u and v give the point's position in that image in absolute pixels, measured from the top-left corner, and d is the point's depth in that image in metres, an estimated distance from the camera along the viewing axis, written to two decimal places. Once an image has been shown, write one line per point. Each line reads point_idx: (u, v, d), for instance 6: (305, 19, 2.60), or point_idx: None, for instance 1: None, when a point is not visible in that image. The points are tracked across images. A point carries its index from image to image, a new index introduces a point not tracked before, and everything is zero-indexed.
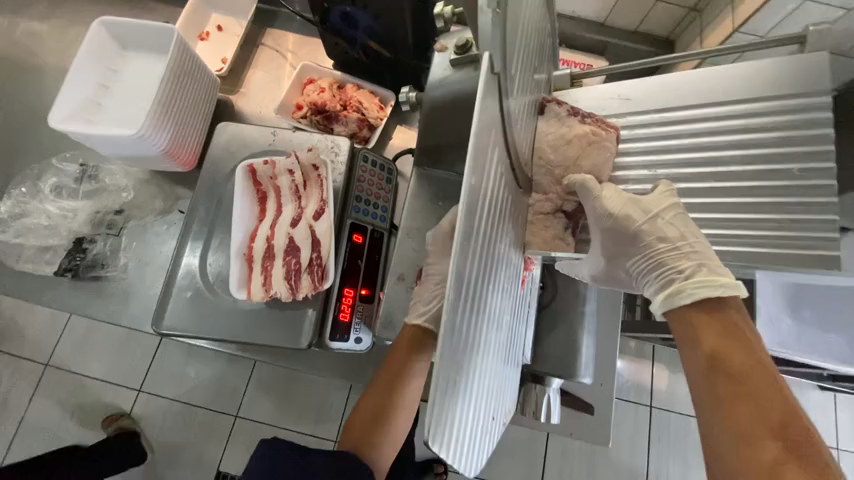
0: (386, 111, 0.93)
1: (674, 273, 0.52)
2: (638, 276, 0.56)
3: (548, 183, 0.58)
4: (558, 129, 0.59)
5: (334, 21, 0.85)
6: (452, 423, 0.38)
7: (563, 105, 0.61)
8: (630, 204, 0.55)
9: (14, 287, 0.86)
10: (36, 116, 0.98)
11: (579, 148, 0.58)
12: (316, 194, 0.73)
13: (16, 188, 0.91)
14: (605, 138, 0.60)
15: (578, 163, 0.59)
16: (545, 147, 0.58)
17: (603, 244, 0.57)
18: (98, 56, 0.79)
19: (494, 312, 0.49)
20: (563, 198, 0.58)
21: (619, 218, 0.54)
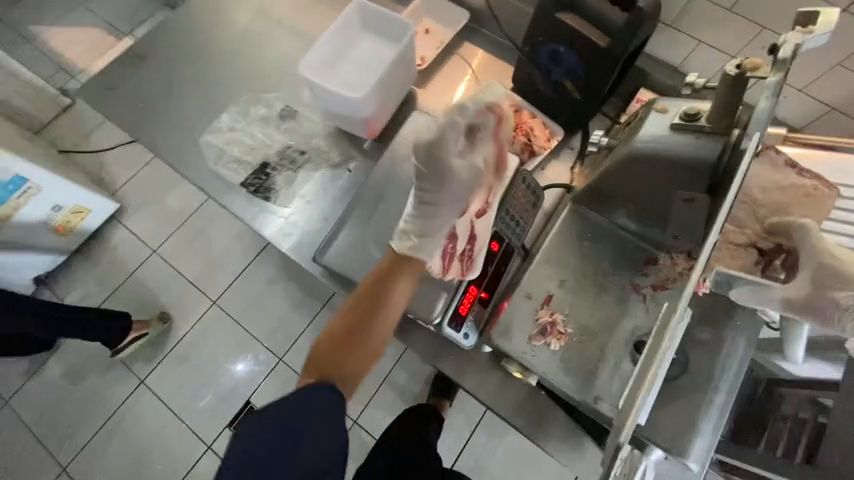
0: (551, 144, 1.00)
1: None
2: (847, 312, 0.59)
3: (747, 220, 0.73)
4: (775, 176, 0.73)
5: (541, 55, 0.94)
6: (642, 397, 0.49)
7: (783, 155, 0.74)
8: (848, 256, 0.61)
9: (206, 183, 1.03)
10: (263, 55, 1.17)
11: (794, 198, 0.72)
12: (483, 196, 0.81)
13: (233, 107, 1.11)
14: (824, 195, 0.72)
15: (789, 208, 0.72)
16: (758, 190, 0.73)
17: (811, 276, 0.62)
18: (344, 27, 0.94)
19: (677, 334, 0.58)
20: (760, 236, 0.72)
21: (836, 257, 0.61)
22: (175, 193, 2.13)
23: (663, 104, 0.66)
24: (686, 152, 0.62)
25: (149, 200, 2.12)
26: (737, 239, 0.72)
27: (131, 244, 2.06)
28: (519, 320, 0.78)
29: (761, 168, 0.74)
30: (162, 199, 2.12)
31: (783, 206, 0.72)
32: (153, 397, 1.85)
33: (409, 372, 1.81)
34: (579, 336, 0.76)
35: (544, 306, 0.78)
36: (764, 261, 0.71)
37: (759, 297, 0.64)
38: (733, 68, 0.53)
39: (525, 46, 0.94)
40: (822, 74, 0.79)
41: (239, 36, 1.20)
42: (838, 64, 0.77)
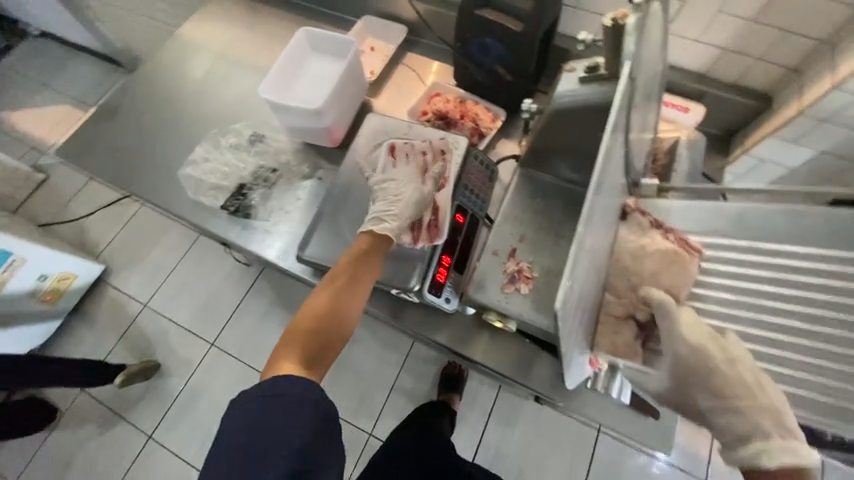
0: (496, 124, 1.11)
1: (746, 433, 0.64)
2: (708, 411, 0.67)
3: (624, 290, 0.74)
4: (641, 237, 0.77)
5: (472, 49, 1.06)
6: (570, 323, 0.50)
7: (646, 217, 0.79)
8: (707, 348, 0.66)
9: (188, 212, 1.11)
10: (227, 93, 1.28)
11: (662, 263, 0.75)
12: (439, 172, 0.91)
13: (204, 142, 1.20)
14: (690, 259, 0.77)
15: (659, 276, 0.75)
16: (631, 257, 0.75)
17: (675, 372, 0.69)
18: (295, 53, 1.05)
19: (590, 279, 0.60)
20: (637, 307, 0.73)
21: (697, 352, 0.66)
22: (161, 244, 2.18)
23: (571, 64, 0.77)
24: (595, 97, 0.72)
25: (136, 255, 2.17)
26: (618, 310, 0.73)
27: (123, 301, 2.09)
28: (491, 275, 0.86)
29: (630, 232, 0.78)
30: (148, 252, 2.16)
31: (655, 273, 0.75)
32: (164, 448, 1.83)
33: (415, 374, 1.84)
34: (546, 279, 0.84)
35: (510, 259, 0.86)
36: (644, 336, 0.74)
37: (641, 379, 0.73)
38: (609, 20, 0.62)
39: (458, 43, 1.07)
40: (707, 22, 0.93)
41: (201, 80, 1.31)
42: (718, 12, 0.91)
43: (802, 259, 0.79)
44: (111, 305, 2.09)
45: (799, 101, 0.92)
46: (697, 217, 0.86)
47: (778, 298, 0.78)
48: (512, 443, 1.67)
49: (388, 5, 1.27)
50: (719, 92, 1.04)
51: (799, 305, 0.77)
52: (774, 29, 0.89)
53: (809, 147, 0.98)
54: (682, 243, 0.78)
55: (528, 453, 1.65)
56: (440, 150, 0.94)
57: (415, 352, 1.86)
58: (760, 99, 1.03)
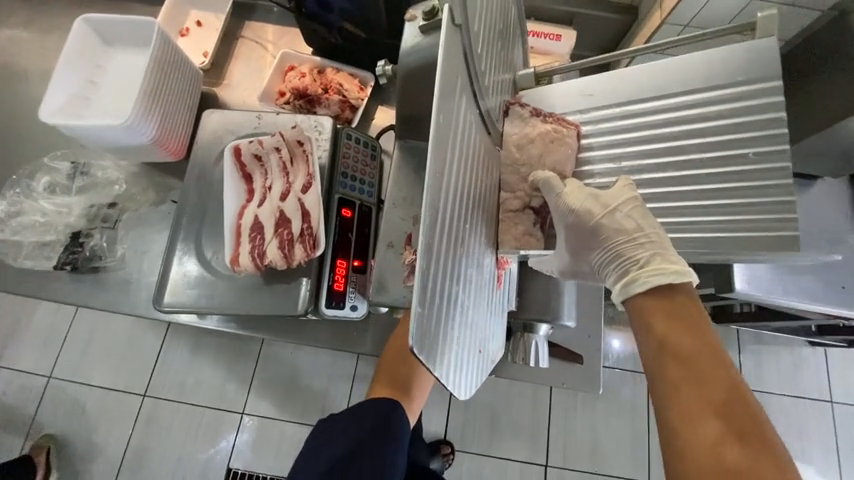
0: (366, 92, 0.97)
1: (626, 265, 0.57)
2: (601, 269, 0.60)
3: (515, 182, 0.59)
4: (522, 128, 0.61)
5: (310, 7, 0.88)
6: (440, 344, 0.41)
7: (526, 106, 0.62)
8: (587, 203, 0.57)
9: (13, 284, 0.87)
10: (23, 121, 0.99)
11: (544, 144, 0.60)
12: (303, 168, 0.77)
13: (9, 191, 0.93)
14: (567, 135, 0.62)
15: (543, 159, 0.60)
16: (512, 149, 0.60)
17: (569, 241, 0.60)
18: (81, 53, 0.81)
19: (472, 255, 0.50)
20: (529, 195, 0.59)
21: (580, 214, 0.57)
22: (39, 307, 1.83)
23: (411, 11, 0.64)
24: None
25: (11, 328, 1.81)
26: (514, 204, 0.58)
27: (15, 383, 1.76)
28: (390, 271, 0.77)
29: (512, 128, 0.61)
30: (27, 321, 1.82)
31: (539, 155, 0.60)
32: None
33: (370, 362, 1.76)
34: None
35: (407, 247, 0.78)
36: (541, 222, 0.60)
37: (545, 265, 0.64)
38: None
39: (291, 2, 0.88)
40: None
41: None
42: None
43: (703, 123, 0.60)
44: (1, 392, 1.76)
45: (662, 9, 0.86)
46: (573, 93, 0.67)
47: (671, 173, 0.61)
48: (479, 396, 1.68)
49: None
50: (587, 11, 0.96)
51: (696, 177, 0.59)
52: None
53: None
54: (560, 119, 0.63)
55: (496, 400, 1.67)
56: (298, 140, 0.78)
57: None
58: (628, 12, 0.97)
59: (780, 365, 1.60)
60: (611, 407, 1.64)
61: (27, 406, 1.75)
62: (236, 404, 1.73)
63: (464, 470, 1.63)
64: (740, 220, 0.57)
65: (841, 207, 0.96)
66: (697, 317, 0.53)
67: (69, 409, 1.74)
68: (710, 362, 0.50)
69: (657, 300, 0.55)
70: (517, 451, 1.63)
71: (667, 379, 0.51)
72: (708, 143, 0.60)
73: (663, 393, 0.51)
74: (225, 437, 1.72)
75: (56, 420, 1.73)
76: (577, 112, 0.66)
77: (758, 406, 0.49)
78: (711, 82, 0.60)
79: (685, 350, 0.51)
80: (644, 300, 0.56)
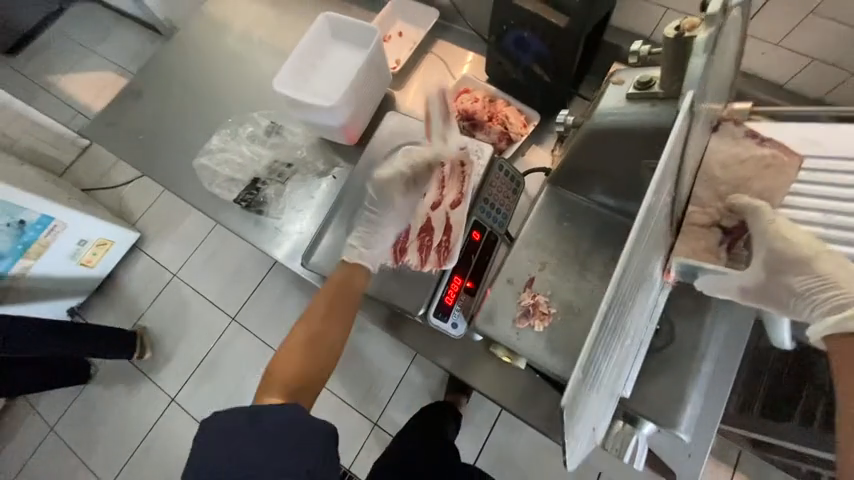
0: (527, 130, 1.00)
1: (841, 305, 0.53)
2: (801, 295, 0.56)
3: (707, 200, 0.66)
4: (734, 147, 0.68)
5: (507, 44, 0.95)
6: (580, 401, 0.43)
7: (740, 127, 0.70)
8: (799, 236, 0.57)
9: (202, 203, 1.09)
10: (249, 79, 1.24)
11: (756, 170, 0.68)
12: (457, 187, 0.83)
13: (222, 131, 1.17)
14: (788, 164, 0.70)
15: (751, 182, 0.68)
16: (716, 165, 0.67)
17: (763, 261, 0.59)
18: (315, 42, 0.99)
19: (621, 332, 0.52)
20: (722, 214, 0.65)
21: (790, 243, 0.57)
22: (188, 218, 2.22)
23: (619, 75, 0.66)
24: (645, 121, 0.62)
25: (165, 227, 2.23)
26: (703, 219, 0.64)
27: (151, 271, 2.16)
28: (503, 305, 0.78)
29: (722, 142, 0.68)
30: (175, 225, 2.22)
31: (746, 179, 0.68)
32: (184, 413, 1.91)
33: (425, 371, 1.77)
34: (563, 315, 0.76)
35: (526, 289, 0.78)
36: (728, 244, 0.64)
37: (722, 284, 0.62)
38: (672, 31, 0.50)
39: (491, 35, 0.96)
40: (796, 24, 0.77)
41: (224, 65, 1.27)
42: (812, 12, 0.74)
43: None
44: (140, 273, 2.18)
45: None
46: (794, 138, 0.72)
47: None
48: (517, 450, 1.60)
49: None
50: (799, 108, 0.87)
51: None
52: None
53: None
54: (780, 146, 0.70)
55: (534, 463, 1.58)
56: (462, 161, 0.84)
57: None
58: None
59: None
60: None
61: (153, 292, 2.13)
62: None
63: None
64: None
65: None
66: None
67: (179, 306, 2.08)
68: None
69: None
70: None
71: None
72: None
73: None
74: None
75: (167, 311, 2.09)
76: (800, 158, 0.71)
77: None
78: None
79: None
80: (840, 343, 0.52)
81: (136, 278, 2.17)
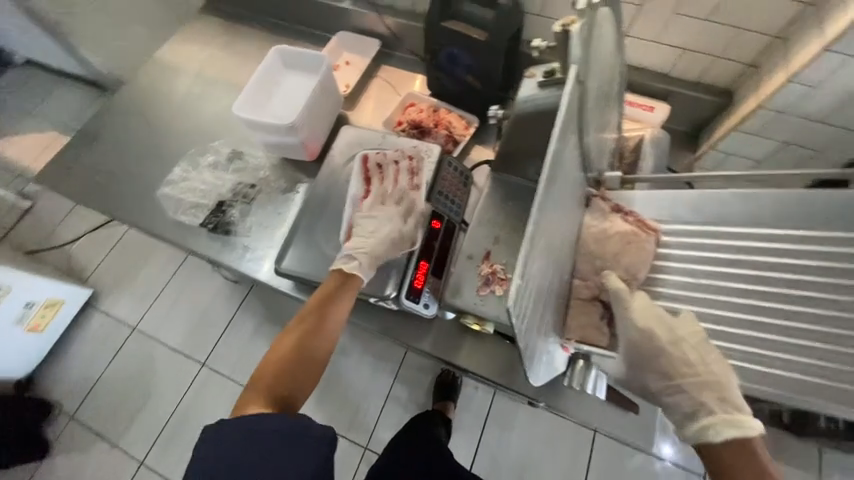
0: (469, 131, 1.14)
1: (690, 407, 0.65)
2: (659, 394, 0.68)
3: (588, 273, 0.73)
4: (601, 223, 0.75)
5: (441, 59, 1.09)
6: (529, 310, 0.50)
7: (607, 203, 0.77)
8: (659, 329, 0.66)
9: (168, 232, 1.11)
10: (206, 113, 1.30)
11: (622, 245, 0.73)
12: (411, 180, 0.93)
13: (183, 162, 1.21)
14: (644, 240, 0.76)
15: (620, 257, 0.73)
16: (591, 240, 0.73)
17: (632, 357, 0.68)
18: (269, 72, 1.08)
19: (557, 262, 0.60)
20: (600, 289, 0.71)
21: (646, 333, 0.65)
22: (146, 266, 2.15)
23: (531, 70, 0.79)
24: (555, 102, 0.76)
25: (122, 278, 2.14)
26: (584, 293, 0.71)
27: (111, 326, 2.05)
28: (467, 280, 0.87)
29: (593, 218, 0.76)
30: (133, 275, 2.14)
31: (618, 254, 0.73)
32: (158, 471, 1.78)
33: (410, 383, 1.78)
34: None
35: (485, 261, 0.88)
36: (608, 317, 0.71)
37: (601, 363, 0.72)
38: (559, 27, 0.63)
39: (427, 54, 1.10)
40: (666, 23, 0.96)
41: (179, 104, 1.33)
42: (673, 13, 0.94)
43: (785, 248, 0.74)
44: (96, 330, 2.05)
45: (758, 96, 0.95)
46: (658, 214, 0.82)
47: (746, 295, 0.75)
48: (510, 447, 1.63)
49: (361, 21, 1.31)
50: (684, 90, 1.07)
51: (763, 302, 0.73)
52: (730, 26, 0.92)
53: (771, 138, 1.01)
54: (643, 225, 0.77)
55: (528, 456, 1.61)
56: (413, 157, 0.95)
57: (408, 361, 1.81)
58: (723, 95, 1.06)
59: None
60: None
61: (112, 348, 2.01)
62: None
63: None
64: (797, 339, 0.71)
65: None
66: (758, 471, 0.60)
67: (144, 358, 1.97)
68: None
69: (734, 451, 0.62)
70: None
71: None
72: (778, 270, 0.74)
73: None
74: None
75: (131, 366, 1.97)
76: (664, 221, 0.82)
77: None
78: (771, 223, 0.76)
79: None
80: (715, 445, 0.64)
81: (92, 336, 2.04)
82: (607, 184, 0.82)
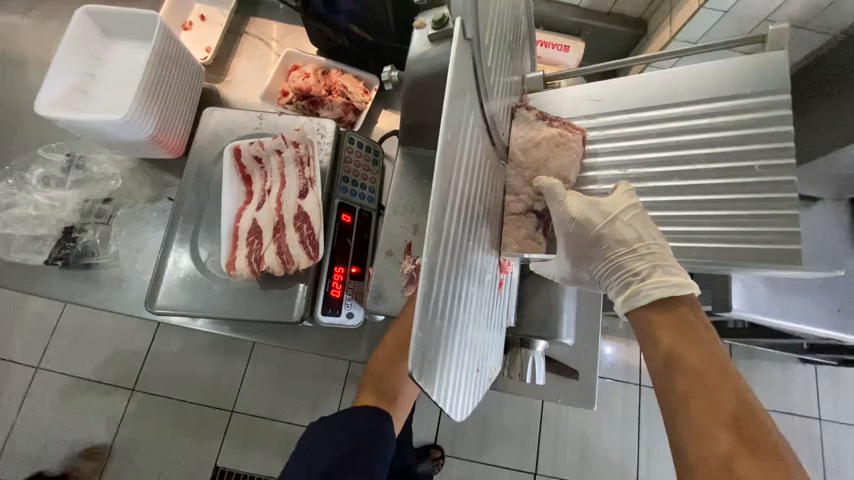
0: (370, 96, 0.95)
1: (625, 281, 0.58)
2: (601, 280, 0.61)
3: (519, 185, 0.60)
4: (528, 131, 0.62)
5: (316, 7, 0.86)
6: (439, 355, 0.42)
7: (532, 109, 0.64)
8: (587, 211, 0.58)
9: (3, 277, 0.86)
10: (18, 112, 0.97)
11: (548, 149, 0.61)
12: (302, 172, 0.75)
13: (1, 182, 0.91)
14: (572, 140, 0.62)
15: (547, 163, 0.61)
16: (517, 150, 0.61)
17: (568, 248, 0.61)
18: (80, 45, 0.79)
19: (475, 268, 0.51)
20: (534, 198, 0.59)
21: (580, 222, 0.57)
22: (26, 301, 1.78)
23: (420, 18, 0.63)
24: None
25: None
26: (517, 207, 0.58)
27: None
28: (388, 279, 0.76)
29: (518, 129, 0.62)
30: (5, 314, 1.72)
31: (542, 161, 0.60)
32: None
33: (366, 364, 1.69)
34: None
35: (407, 256, 0.76)
36: (545, 223, 0.60)
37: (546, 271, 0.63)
38: None
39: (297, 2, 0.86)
40: None
41: None
42: None
43: (712, 120, 0.62)
44: None
45: (671, 25, 0.87)
46: (579, 98, 0.68)
47: (677, 182, 0.61)
48: None
49: None
50: (597, 24, 0.97)
51: (697, 185, 0.61)
52: None
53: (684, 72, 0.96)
54: (567, 124, 0.64)
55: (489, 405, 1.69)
56: (300, 143, 0.76)
57: None
58: (636, 25, 0.97)
59: (774, 380, 1.68)
60: (604, 419, 1.67)
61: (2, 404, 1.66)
62: (228, 401, 1.65)
63: (453, 472, 1.64)
64: (738, 230, 0.58)
65: (834, 230, 1.01)
66: (700, 346, 0.52)
67: (48, 406, 1.65)
68: (721, 382, 0.50)
69: (663, 314, 0.55)
70: (509, 461, 1.64)
71: (674, 390, 0.51)
72: (707, 151, 0.61)
73: (674, 398, 0.52)
74: (215, 438, 1.63)
75: (33, 417, 1.64)
76: (584, 117, 0.67)
77: (782, 439, 0.48)
78: (717, 93, 0.62)
79: (693, 364, 0.51)
80: (649, 313, 0.56)
81: None
82: (528, 86, 0.70)
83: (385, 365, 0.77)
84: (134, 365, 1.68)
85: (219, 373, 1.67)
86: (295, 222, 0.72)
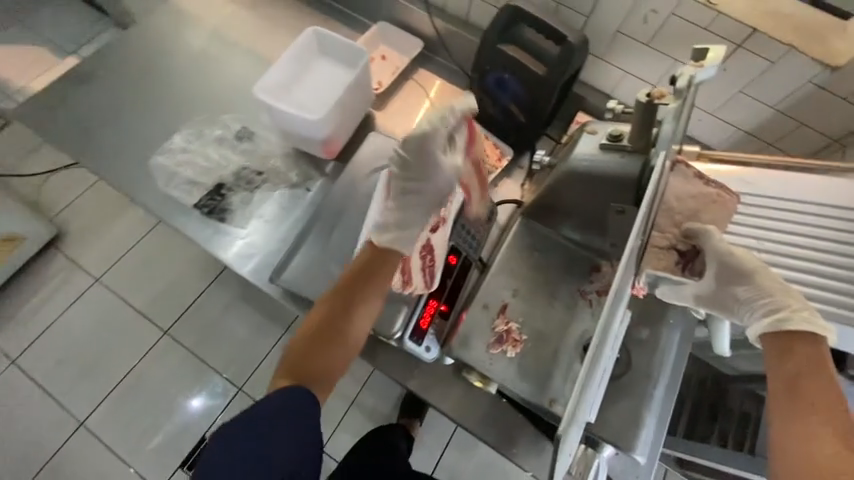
0: (501, 163, 1.06)
1: (772, 308, 0.61)
2: (744, 303, 0.64)
3: (666, 225, 0.72)
4: (688, 186, 0.73)
5: (488, 83, 1.02)
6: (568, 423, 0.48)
7: (691, 168, 0.74)
8: (745, 254, 0.66)
9: (156, 204, 1.00)
10: (218, 80, 1.16)
11: (702, 203, 0.73)
12: (439, 210, 0.85)
13: (186, 129, 1.09)
14: (727, 201, 0.74)
15: (700, 214, 0.72)
16: (674, 197, 0.72)
17: (716, 273, 0.67)
18: (299, 55, 0.98)
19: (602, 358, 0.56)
20: (678, 239, 0.71)
21: (737, 255, 0.65)
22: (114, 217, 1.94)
23: (592, 126, 0.74)
24: (616, 170, 0.69)
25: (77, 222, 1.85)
26: (662, 242, 0.71)
27: (52, 278, 1.76)
28: (478, 330, 0.80)
29: (676, 180, 0.73)
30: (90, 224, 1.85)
31: (694, 211, 0.72)
32: (94, 439, 1.60)
33: (377, 392, 1.57)
34: (532, 342, 0.80)
35: (500, 315, 0.81)
36: (683, 260, 0.72)
37: (678, 293, 0.71)
38: (643, 96, 0.60)
39: (474, 72, 1.02)
40: (727, 99, 0.92)
41: (192, 61, 1.18)
42: (739, 91, 0.90)
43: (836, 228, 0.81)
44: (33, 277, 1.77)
45: None
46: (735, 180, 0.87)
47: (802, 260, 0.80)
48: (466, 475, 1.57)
49: (408, 17, 1.20)
50: None
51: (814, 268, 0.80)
52: (792, 119, 0.89)
53: None
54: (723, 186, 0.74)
55: None
56: None
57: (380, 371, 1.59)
58: None
59: None
60: None
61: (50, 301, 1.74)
62: (242, 376, 1.67)
63: None
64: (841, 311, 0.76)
65: None
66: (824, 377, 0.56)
67: (89, 317, 1.72)
68: (832, 404, 0.54)
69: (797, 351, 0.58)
70: None
71: (797, 412, 0.55)
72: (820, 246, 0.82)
73: (791, 417, 0.56)
74: (216, 408, 1.64)
75: (69, 323, 1.71)
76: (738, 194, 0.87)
77: None
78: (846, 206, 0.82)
79: (813, 389, 0.55)
80: (785, 348, 0.59)
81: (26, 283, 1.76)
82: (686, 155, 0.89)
83: (311, 339, 0.69)
84: (178, 310, 1.75)
85: (247, 347, 1.71)
86: (421, 250, 0.81)
